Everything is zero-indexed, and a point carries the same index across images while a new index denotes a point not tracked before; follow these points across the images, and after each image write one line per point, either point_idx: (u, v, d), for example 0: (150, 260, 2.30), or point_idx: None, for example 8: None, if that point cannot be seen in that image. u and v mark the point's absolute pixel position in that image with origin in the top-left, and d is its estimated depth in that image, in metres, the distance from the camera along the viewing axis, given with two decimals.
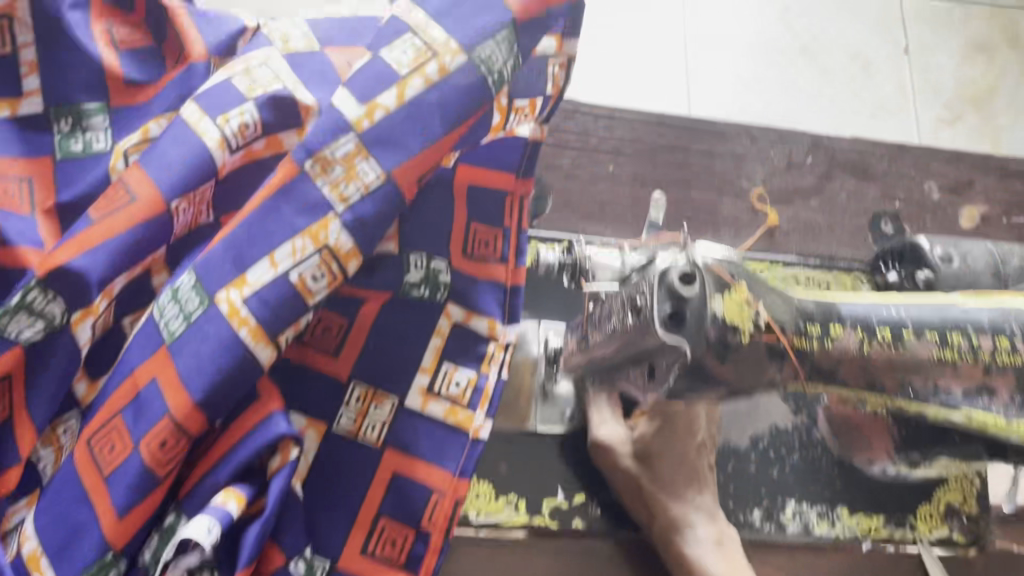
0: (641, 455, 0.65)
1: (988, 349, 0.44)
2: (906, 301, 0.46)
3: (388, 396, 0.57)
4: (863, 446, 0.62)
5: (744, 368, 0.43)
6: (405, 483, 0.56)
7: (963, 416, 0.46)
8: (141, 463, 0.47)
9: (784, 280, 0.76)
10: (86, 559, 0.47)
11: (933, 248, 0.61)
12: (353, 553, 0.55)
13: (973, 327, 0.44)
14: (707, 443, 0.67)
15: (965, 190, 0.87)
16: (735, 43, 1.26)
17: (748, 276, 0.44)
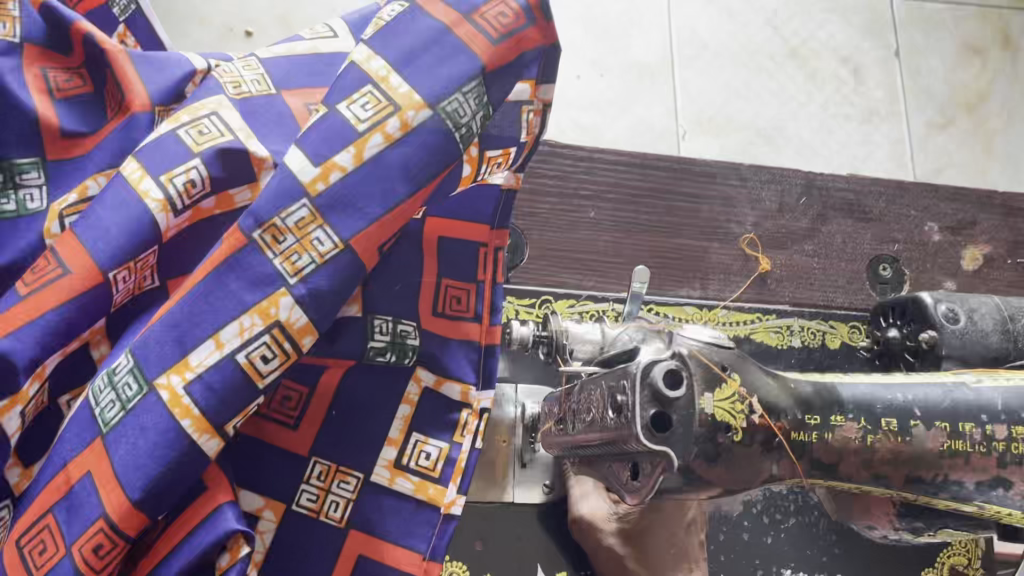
0: (626, 534, 0.68)
1: (983, 438, 0.52)
2: (902, 386, 0.53)
3: (352, 471, 0.53)
4: (861, 513, 0.58)
5: (733, 466, 0.48)
6: (371, 566, 0.52)
7: (977, 505, 0.53)
8: (72, 568, 0.42)
9: (779, 332, 0.79)
10: None
11: (938, 303, 0.66)
12: None
13: (969, 418, 0.52)
14: (696, 523, 0.71)
15: (966, 230, 0.90)
16: (694, 77, 1.49)
17: (734, 362, 0.50)
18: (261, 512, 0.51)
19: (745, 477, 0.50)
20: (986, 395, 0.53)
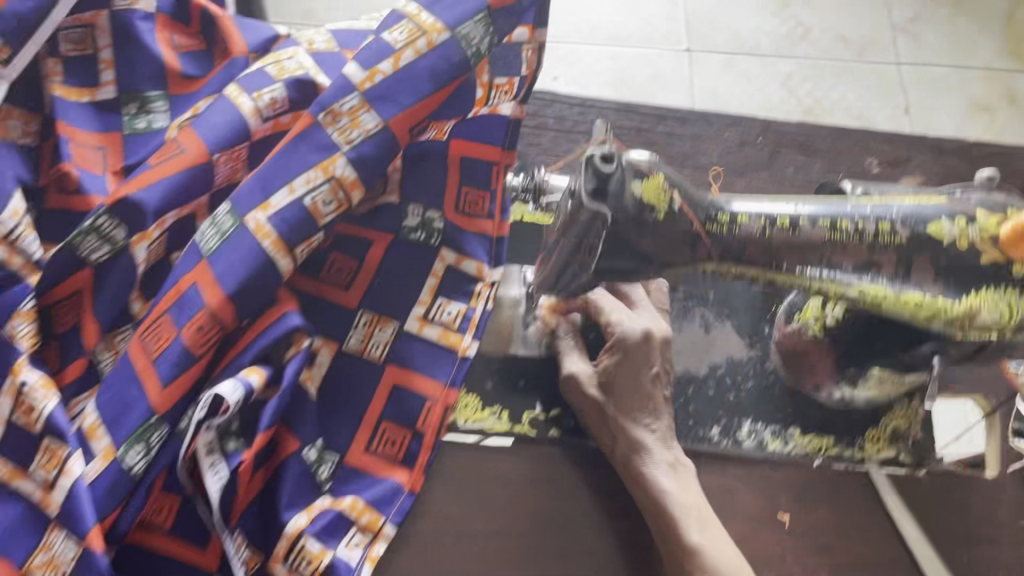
0: (605, 384, 0.65)
1: (871, 230, 0.53)
2: (809, 203, 0.55)
3: (390, 322, 0.69)
4: (809, 371, 0.69)
5: (665, 239, 0.53)
6: (403, 392, 0.67)
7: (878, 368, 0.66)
8: (182, 346, 0.58)
9: None
10: (134, 424, 0.57)
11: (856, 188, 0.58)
12: (358, 450, 0.65)
13: (857, 214, 0.53)
14: (664, 375, 0.66)
15: None
16: None
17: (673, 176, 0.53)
18: (320, 348, 0.66)
19: (674, 255, 0.54)
20: (892, 211, 0.53)
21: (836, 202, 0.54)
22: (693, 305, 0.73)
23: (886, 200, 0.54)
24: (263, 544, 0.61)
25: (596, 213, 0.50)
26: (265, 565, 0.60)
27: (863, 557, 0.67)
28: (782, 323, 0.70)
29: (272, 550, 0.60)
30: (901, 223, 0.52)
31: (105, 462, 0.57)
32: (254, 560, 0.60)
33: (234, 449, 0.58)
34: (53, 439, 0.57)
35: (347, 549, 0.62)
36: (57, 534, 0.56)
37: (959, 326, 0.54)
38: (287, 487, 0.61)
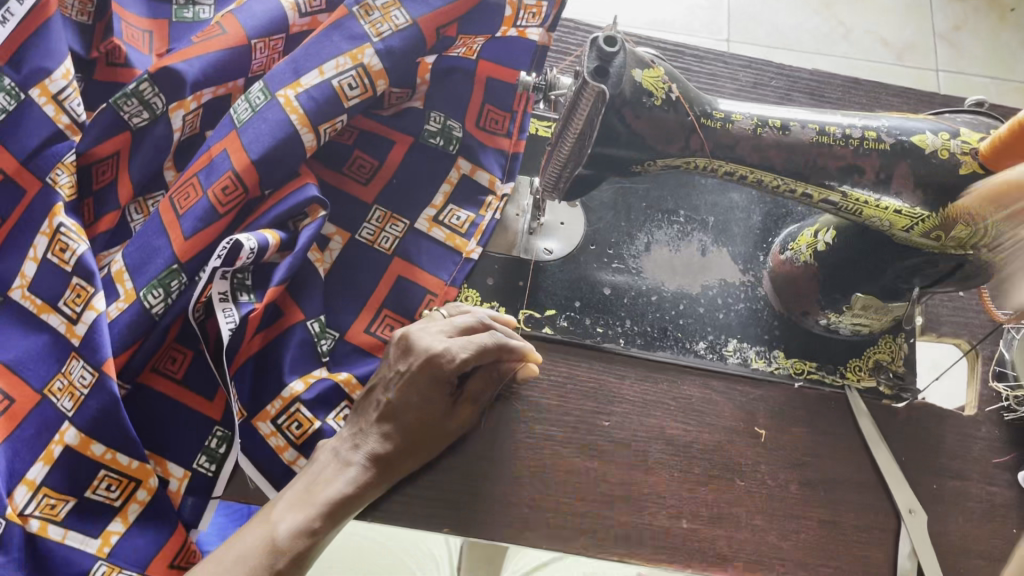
0: None
1: (856, 136, 0.56)
2: (803, 111, 0.58)
3: (401, 219, 0.73)
4: (799, 299, 0.72)
5: (659, 126, 0.57)
6: (406, 283, 0.71)
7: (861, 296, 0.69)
8: (208, 203, 0.63)
9: None
10: (156, 270, 0.62)
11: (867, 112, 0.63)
12: (358, 330, 0.69)
13: (844, 123, 0.57)
14: None
15: None
16: None
17: (676, 75, 0.58)
18: (334, 235, 0.72)
19: (668, 147, 0.58)
20: (877, 122, 0.57)
21: (828, 111, 0.58)
22: (692, 230, 0.76)
23: (873, 115, 0.58)
24: (253, 401, 0.65)
25: (598, 91, 0.53)
26: (251, 421, 0.64)
27: (833, 475, 0.70)
28: (777, 252, 0.74)
29: (263, 408, 0.64)
30: (885, 132, 0.56)
31: (127, 303, 0.61)
32: (243, 412, 0.64)
33: (246, 300, 0.63)
34: (80, 279, 0.61)
35: (335, 421, 0.65)
36: (75, 362, 0.60)
37: (936, 237, 0.58)
38: (289, 351, 0.65)
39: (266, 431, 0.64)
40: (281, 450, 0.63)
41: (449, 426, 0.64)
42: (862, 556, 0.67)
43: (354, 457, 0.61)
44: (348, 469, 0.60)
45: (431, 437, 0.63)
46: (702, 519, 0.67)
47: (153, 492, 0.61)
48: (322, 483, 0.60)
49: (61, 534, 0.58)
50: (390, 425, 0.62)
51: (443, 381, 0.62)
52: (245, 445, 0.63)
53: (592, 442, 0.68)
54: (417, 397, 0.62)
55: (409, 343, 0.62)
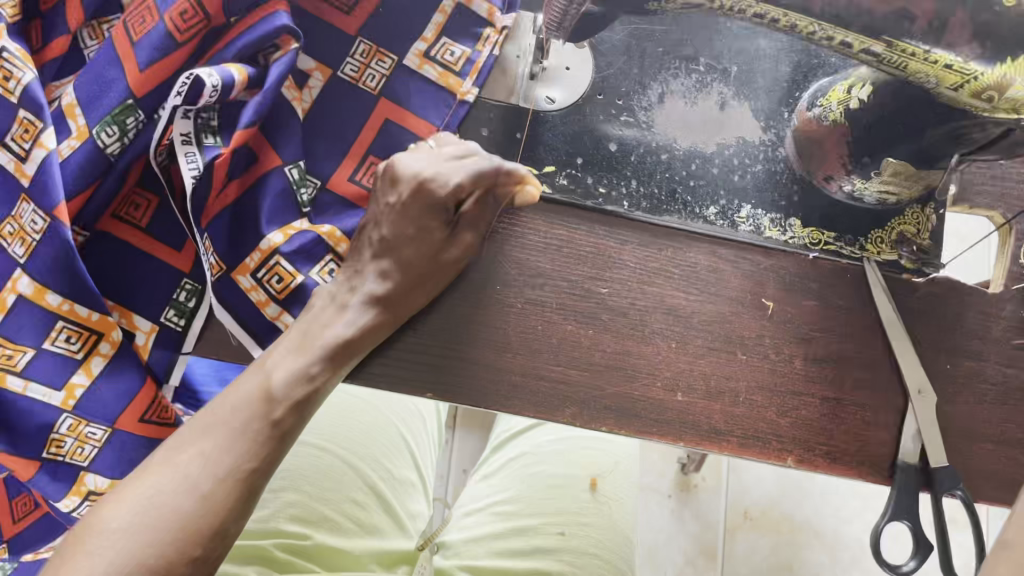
0: None
1: None
2: None
3: (389, 55, 0.66)
4: (823, 160, 0.65)
5: None
6: (395, 128, 0.65)
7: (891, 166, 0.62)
8: (165, 29, 0.56)
9: None
10: (111, 104, 0.55)
11: None
12: (342, 179, 0.64)
13: None
14: None
15: None
16: None
17: None
18: (313, 72, 0.65)
19: None
20: None
21: None
22: (712, 80, 0.69)
23: None
24: (230, 255, 0.60)
25: None
26: (230, 274, 0.59)
27: (841, 352, 0.66)
28: (804, 109, 0.66)
29: (242, 261, 0.59)
30: None
31: (79, 141, 0.55)
32: (220, 266, 0.59)
33: (211, 144, 0.58)
34: (28, 113, 0.55)
35: (319, 275, 0.60)
36: (26, 206, 0.55)
37: (988, 99, 0.51)
38: (266, 200, 0.60)
39: (247, 286, 0.59)
40: (263, 305, 0.59)
41: (452, 254, 0.59)
42: (864, 436, 0.64)
43: (352, 298, 0.57)
44: (346, 311, 0.57)
45: (435, 271, 0.58)
46: (699, 392, 0.63)
47: (117, 346, 0.57)
48: (319, 327, 0.56)
49: (21, 385, 0.56)
50: (388, 261, 0.58)
51: (437, 207, 0.57)
52: (225, 302, 0.58)
53: (586, 308, 0.64)
54: (413, 228, 0.57)
55: (398, 172, 0.59)
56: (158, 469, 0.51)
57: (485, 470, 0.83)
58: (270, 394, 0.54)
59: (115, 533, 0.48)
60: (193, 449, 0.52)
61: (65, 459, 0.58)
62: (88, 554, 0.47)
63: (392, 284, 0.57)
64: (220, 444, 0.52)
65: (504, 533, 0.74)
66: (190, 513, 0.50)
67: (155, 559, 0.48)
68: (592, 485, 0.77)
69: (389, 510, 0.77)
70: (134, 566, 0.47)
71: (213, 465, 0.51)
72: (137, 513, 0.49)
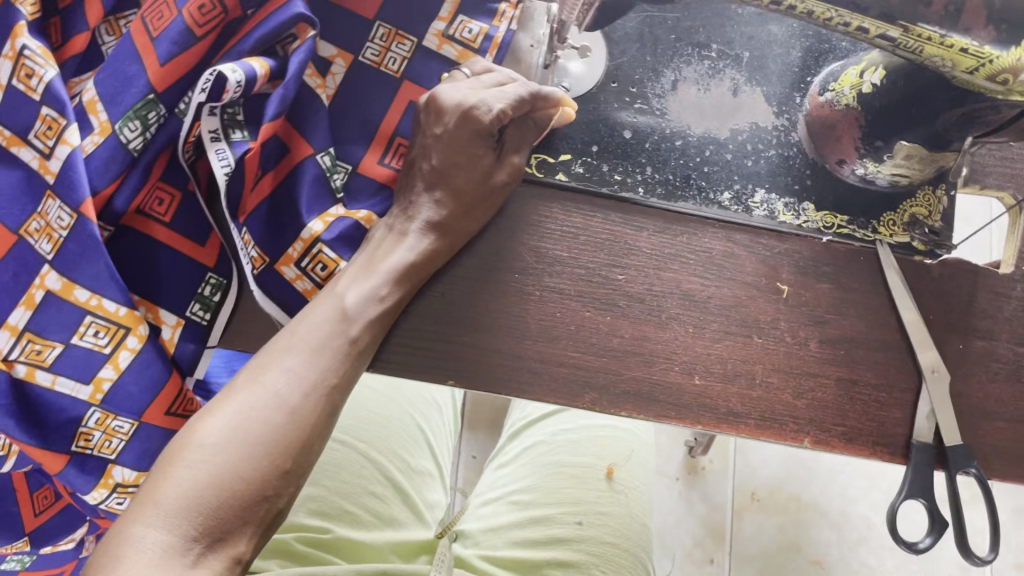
0: None
1: None
2: None
3: (408, 37, 0.65)
4: (835, 145, 0.66)
5: None
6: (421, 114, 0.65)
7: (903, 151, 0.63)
8: (184, 24, 0.56)
9: None
10: (133, 100, 0.56)
11: None
12: (372, 162, 0.64)
13: None
14: None
15: None
16: None
17: None
18: (335, 58, 0.64)
19: None
20: None
21: None
22: (724, 66, 0.69)
23: None
24: (270, 244, 0.60)
25: None
26: (273, 266, 0.60)
27: (856, 334, 0.66)
28: (816, 94, 0.67)
29: (284, 252, 0.60)
30: None
31: (102, 137, 0.55)
32: (263, 258, 0.60)
33: (238, 139, 0.58)
34: (51, 110, 0.55)
35: None
36: (52, 202, 0.55)
37: (1002, 82, 0.51)
38: (304, 188, 0.60)
39: (292, 276, 0.60)
40: (310, 294, 0.60)
41: (499, 178, 0.62)
42: (878, 417, 0.65)
43: (411, 225, 0.60)
44: (406, 237, 0.59)
45: (484, 195, 0.61)
46: (716, 376, 0.64)
47: (144, 340, 0.58)
48: (384, 252, 0.59)
49: (50, 380, 0.57)
50: (441, 190, 0.60)
51: (483, 134, 0.60)
52: (268, 291, 0.60)
53: (604, 295, 0.65)
54: (463, 155, 0.60)
55: (441, 103, 0.60)
56: (247, 386, 0.52)
57: (503, 459, 0.84)
58: (345, 315, 0.56)
59: (212, 448, 0.49)
60: (278, 367, 0.53)
61: (93, 453, 0.60)
62: (188, 468, 0.48)
63: (448, 210, 0.60)
64: (305, 361, 0.54)
65: (524, 523, 0.75)
66: (281, 428, 0.51)
67: (252, 473, 0.50)
68: (609, 474, 0.78)
69: (411, 504, 0.79)
70: (232, 478, 0.49)
71: (299, 383, 0.53)
72: (232, 428, 0.50)
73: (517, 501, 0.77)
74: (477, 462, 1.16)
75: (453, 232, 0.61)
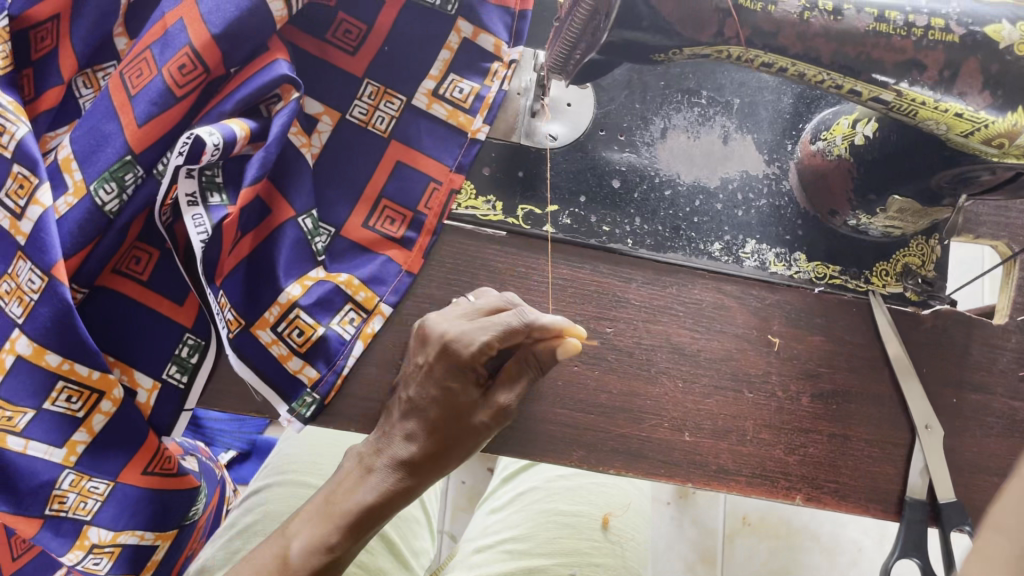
0: None
1: (920, 26, 0.47)
2: None
3: (397, 95, 0.65)
4: (827, 195, 0.65)
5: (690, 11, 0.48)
6: (406, 170, 0.64)
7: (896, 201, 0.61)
8: (163, 84, 0.54)
9: None
10: (108, 160, 0.54)
11: None
12: (355, 225, 0.63)
13: (908, 6, 0.48)
14: None
15: None
16: None
17: None
18: (321, 116, 0.63)
19: (699, 35, 0.50)
20: (949, 7, 0.47)
21: None
22: (714, 113, 0.68)
23: None
24: (248, 307, 0.60)
25: None
26: (249, 330, 0.59)
27: (849, 387, 0.65)
28: (807, 141, 0.66)
29: (260, 316, 0.59)
30: (956, 21, 0.47)
31: (76, 197, 0.54)
32: (238, 321, 0.59)
33: (216, 203, 0.56)
34: (22, 167, 0.54)
35: (340, 325, 0.60)
36: (23, 263, 0.54)
37: (998, 146, 0.49)
38: (284, 251, 0.60)
39: (267, 340, 0.59)
40: (284, 359, 0.59)
41: (468, 398, 0.54)
42: (871, 472, 0.64)
43: (377, 462, 0.55)
44: (370, 475, 0.55)
45: (459, 434, 0.54)
46: (706, 431, 0.63)
47: (118, 403, 0.57)
48: (342, 493, 0.55)
49: (21, 445, 0.56)
50: (414, 422, 0.55)
51: (463, 372, 0.53)
52: (246, 357, 0.59)
53: (592, 349, 0.63)
54: (437, 391, 0.54)
55: (424, 335, 0.55)
56: None
57: (496, 503, 0.84)
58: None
59: None
60: None
61: (69, 515, 0.59)
62: None
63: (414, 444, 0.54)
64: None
65: (516, 573, 0.72)
66: None
67: None
68: (605, 524, 0.77)
69: (397, 554, 0.77)
70: None
71: None
72: None
73: (508, 553, 0.75)
74: (467, 487, 1.14)
75: (456, 436, 0.54)
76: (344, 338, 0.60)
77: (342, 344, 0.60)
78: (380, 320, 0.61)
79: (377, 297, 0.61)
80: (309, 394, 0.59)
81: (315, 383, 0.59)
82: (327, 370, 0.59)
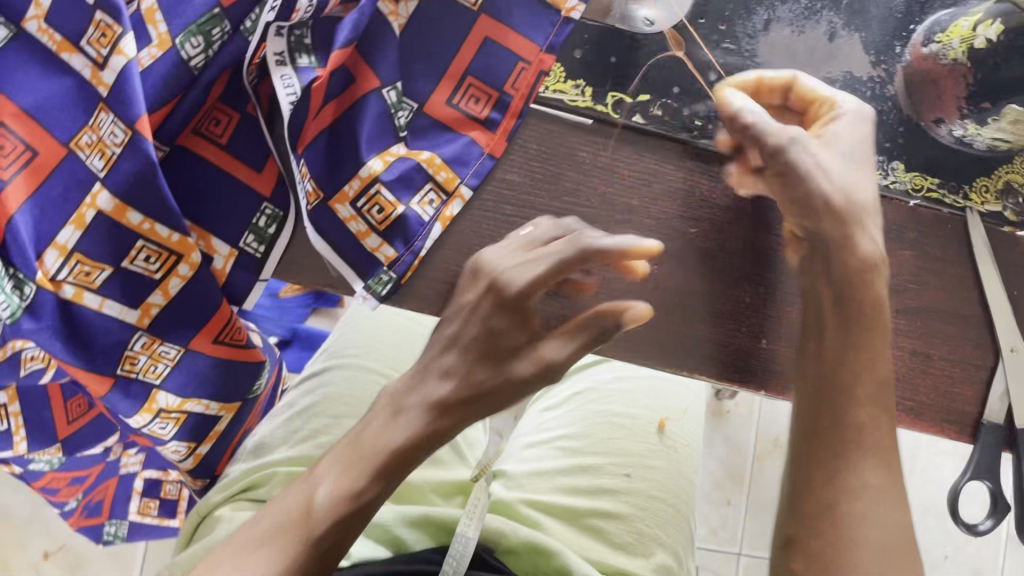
0: None
1: None
2: None
3: None
4: (935, 101, 0.61)
5: None
6: (494, 46, 0.61)
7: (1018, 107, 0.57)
8: None
9: None
10: (197, 12, 0.52)
11: None
12: (439, 102, 0.61)
13: None
14: None
15: None
16: None
17: None
18: None
19: None
20: None
21: None
22: (822, 7, 0.63)
23: None
24: (327, 179, 0.58)
25: None
26: (328, 204, 0.58)
27: (933, 304, 0.63)
28: (919, 43, 0.61)
29: (340, 190, 0.58)
30: None
31: (160, 50, 0.52)
32: (316, 194, 0.57)
33: (307, 65, 0.56)
34: (105, 15, 0.50)
35: (419, 206, 0.59)
36: (103, 116, 0.52)
37: None
38: (366, 124, 0.58)
39: (346, 215, 0.58)
40: (363, 236, 0.58)
41: (511, 340, 0.51)
42: (949, 393, 0.62)
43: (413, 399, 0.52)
44: (402, 416, 0.51)
45: (497, 377, 0.51)
46: (785, 340, 0.61)
47: (196, 267, 0.56)
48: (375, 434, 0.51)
49: (97, 303, 0.55)
50: (453, 356, 0.52)
51: (509, 310, 0.51)
52: (321, 229, 0.57)
53: (676, 249, 0.61)
54: (480, 327, 0.52)
55: (478, 270, 0.54)
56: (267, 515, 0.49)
57: (548, 402, 0.83)
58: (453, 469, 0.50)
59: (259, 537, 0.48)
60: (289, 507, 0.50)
61: (138, 377, 0.59)
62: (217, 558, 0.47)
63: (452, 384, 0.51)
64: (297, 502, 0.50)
65: (571, 470, 0.74)
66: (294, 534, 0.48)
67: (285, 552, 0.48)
68: (661, 428, 0.77)
69: (453, 443, 0.77)
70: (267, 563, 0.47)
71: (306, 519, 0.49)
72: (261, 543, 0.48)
73: (563, 453, 0.75)
74: None
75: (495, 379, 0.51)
76: (423, 219, 0.59)
77: (420, 225, 0.58)
78: (459, 204, 0.59)
79: (458, 179, 0.59)
80: (385, 273, 0.58)
81: (391, 263, 0.58)
82: (404, 250, 0.58)
